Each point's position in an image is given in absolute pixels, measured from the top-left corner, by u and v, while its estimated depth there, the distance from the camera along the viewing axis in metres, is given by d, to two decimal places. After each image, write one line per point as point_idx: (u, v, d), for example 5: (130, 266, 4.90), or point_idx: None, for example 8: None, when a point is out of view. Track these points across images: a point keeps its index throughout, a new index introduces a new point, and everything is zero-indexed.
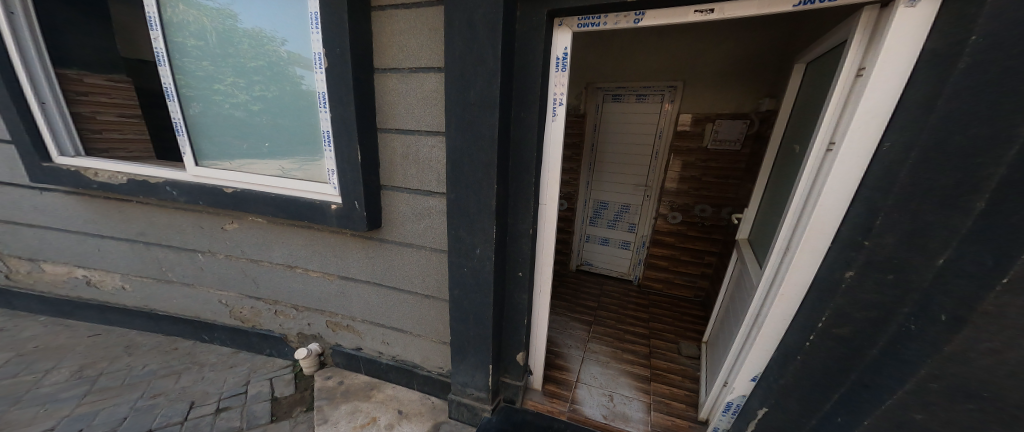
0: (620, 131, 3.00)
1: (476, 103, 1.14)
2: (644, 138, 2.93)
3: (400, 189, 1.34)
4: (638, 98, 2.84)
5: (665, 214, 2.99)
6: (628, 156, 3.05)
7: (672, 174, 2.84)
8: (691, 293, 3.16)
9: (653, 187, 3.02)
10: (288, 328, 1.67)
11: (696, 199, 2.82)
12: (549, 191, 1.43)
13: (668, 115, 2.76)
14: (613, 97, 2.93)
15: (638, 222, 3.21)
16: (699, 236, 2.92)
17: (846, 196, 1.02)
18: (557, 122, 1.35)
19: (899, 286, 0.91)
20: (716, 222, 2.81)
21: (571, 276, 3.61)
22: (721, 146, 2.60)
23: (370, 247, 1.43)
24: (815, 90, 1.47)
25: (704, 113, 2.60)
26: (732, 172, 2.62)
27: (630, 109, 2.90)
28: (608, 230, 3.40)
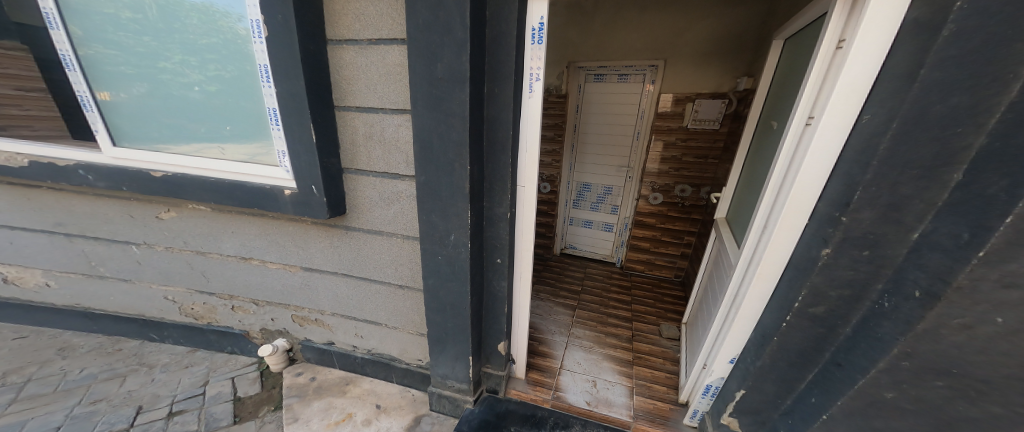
0: (602, 112, 2.94)
1: (442, 77, 1.03)
2: (626, 119, 2.88)
3: (365, 172, 1.23)
4: (620, 78, 2.76)
5: (646, 196, 2.98)
6: (609, 138, 3.00)
7: (653, 156, 2.81)
8: (671, 273, 3.22)
9: (635, 169, 3.01)
10: (249, 325, 1.60)
11: (677, 180, 2.82)
12: (526, 173, 1.36)
13: (649, 96, 2.71)
14: (594, 77, 2.84)
15: (620, 204, 3.21)
16: (679, 216, 2.94)
17: (825, 172, 0.99)
18: (535, 99, 1.26)
19: (876, 263, 0.89)
20: (695, 204, 2.83)
21: (554, 260, 3.59)
22: (700, 125, 2.58)
23: (334, 235, 1.33)
24: (792, 67, 1.44)
25: (684, 93, 2.56)
26: (711, 152, 2.63)
27: (612, 90, 2.83)
28: (591, 213, 3.39)
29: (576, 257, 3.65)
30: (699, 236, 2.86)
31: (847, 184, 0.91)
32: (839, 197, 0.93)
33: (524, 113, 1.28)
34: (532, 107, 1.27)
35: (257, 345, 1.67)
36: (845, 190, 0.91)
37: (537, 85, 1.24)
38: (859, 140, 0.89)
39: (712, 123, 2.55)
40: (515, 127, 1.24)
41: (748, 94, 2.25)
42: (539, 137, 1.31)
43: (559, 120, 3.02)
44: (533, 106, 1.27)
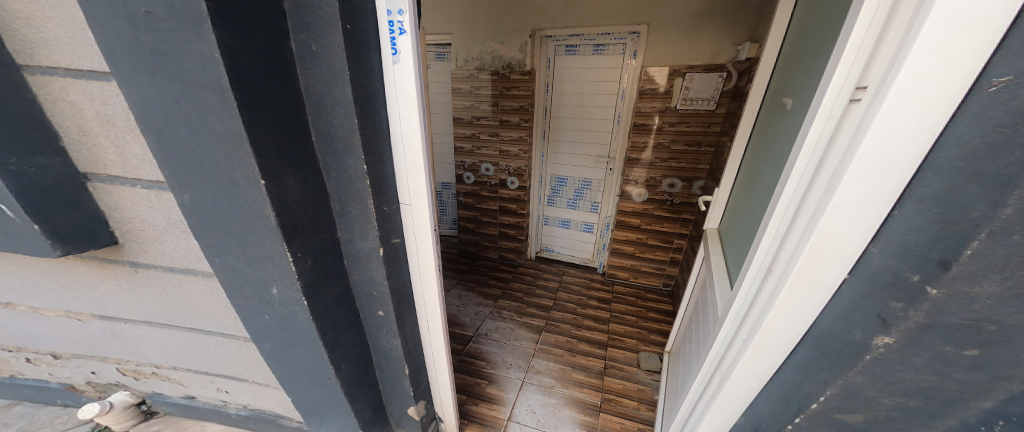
0: (576, 92, 2.42)
1: (150, 11, 0.49)
2: (604, 101, 2.37)
3: (122, 181, 0.77)
4: (594, 50, 2.26)
5: (629, 193, 2.49)
6: (585, 123, 2.48)
7: (637, 144, 2.31)
8: (660, 282, 2.80)
9: (616, 160, 2.50)
10: (67, 378, 1.35)
11: (665, 173, 2.33)
12: (409, 184, 0.90)
13: (631, 72, 2.21)
14: (563, 48, 2.33)
15: (601, 201, 2.71)
16: (668, 217, 2.46)
17: (889, 193, 0.48)
18: (402, 67, 0.77)
19: (989, 373, 0.43)
20: (686, 201, 2.35)
21: (528, 265, 3.16)
22: (691, 106, 2.08)
23: (116, 275, 0.94)
24: (817, 12, 0.93)
25: (673, 67, 2.04)
26: (705, 138, 2.14)
27: (586, 64, 2.32)
28: (568, 211, 2.91)
29: (554, 261, 3.23)
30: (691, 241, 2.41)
31: (945, 221, 0.44)
32: (924, 242, 0.46)
33: (390, 92, 0.80)
34: (405, 84, 0.78)
35: (92, 398, 1.44)
36: (944, 234, 0.44)
37: (403, 46, 0.75)
38: (975, 122, 0.40)
39: (706, 103, 2.05)
40: (373, 116, 0.76)
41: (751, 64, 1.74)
42: (421, 131, 0.84)
43: (525, 103, 2.44)
44: (405, 81, 0.78)
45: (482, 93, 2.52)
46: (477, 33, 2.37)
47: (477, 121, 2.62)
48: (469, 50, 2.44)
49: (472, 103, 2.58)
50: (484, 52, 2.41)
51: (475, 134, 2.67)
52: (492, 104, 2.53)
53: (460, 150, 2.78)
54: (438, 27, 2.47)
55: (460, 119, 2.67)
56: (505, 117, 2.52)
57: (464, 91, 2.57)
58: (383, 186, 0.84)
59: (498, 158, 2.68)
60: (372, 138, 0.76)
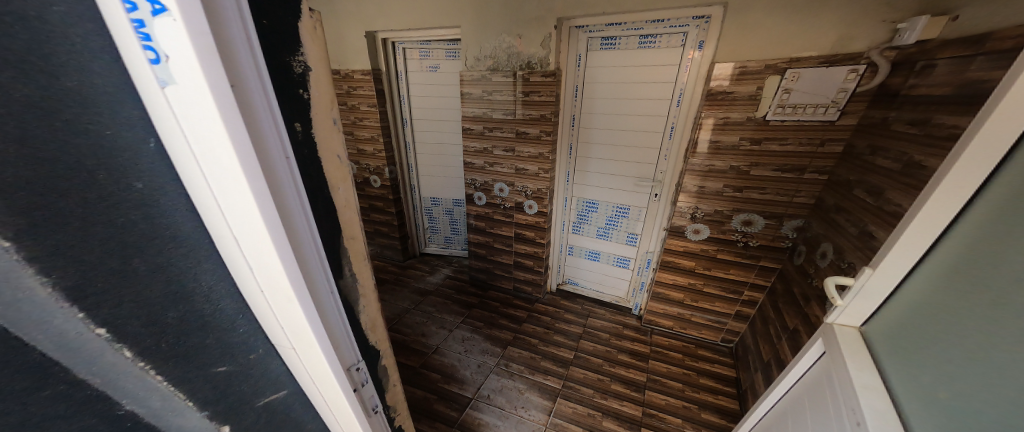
0: (614, 97, 1.87)
1: None
2: (653, 109, 1.80)
3: None
4: (643, 43, 1.70)
5: (683, 230, 1.89)
6: (626, 137, 1.93)
7: (700, 167, 1.70)
8: (714, 336, 2.22)
9: (666, 184, 1.93)
10: None
11: (739, 207, 1.70)
12: (280, 322, 0.44)
13: (697, 70, 1.62)
14: (598, 40, 1.79)
15: (641, 233, 2.16)
16: (736, 261, 1.85)
17: None
18: (184, 94, 0.28)
19: None
20: (765, 245, 1.74)
21: (548, 301, 2.71)
22: (791, 116, 1.45)
23: None
24: None
25: (772, 61, 1.40)
26: (806, 162, 1.49)
27: (630, 61, 1.76)
28: (599, 242, 2.39)
29: (578, 297, 2.75)
30: (772, 296, 1.80)
31: None
32: None
33: (181, 157, 0.31)
34: (204, 134, 0.29)
35: None
36: None
37: (164, 30, 0.25)
38: None
39: (822, 113, 1.40)
40: (119, 204, 0.29)
41: (921, 52, 1.13)
42: (276, 234, 0.36)
43: (548, 112, 1.90)
44: (203, 129, 0.29)
45: (496, 99, 2.01)
46: (490, 25, 1.88)
47: (489, 132, 2.12)
48: (482, 47, 1.95)
49: (482, 110, 2.08)
50: (498, 47, 1.91)
51: (488, 148, 2.18)
52: (507, 112, 2.01)
53: (469, 166, 2.31)
54: (445, 21, 2.03)
55: (470, 129, 2.17)
56: (524, 128, 2.01)
57: (474, 97, 2.07)
58: (185, 338, 0.38)
59: (513, 177, 2.19)
60: (104, 252, 0.30)
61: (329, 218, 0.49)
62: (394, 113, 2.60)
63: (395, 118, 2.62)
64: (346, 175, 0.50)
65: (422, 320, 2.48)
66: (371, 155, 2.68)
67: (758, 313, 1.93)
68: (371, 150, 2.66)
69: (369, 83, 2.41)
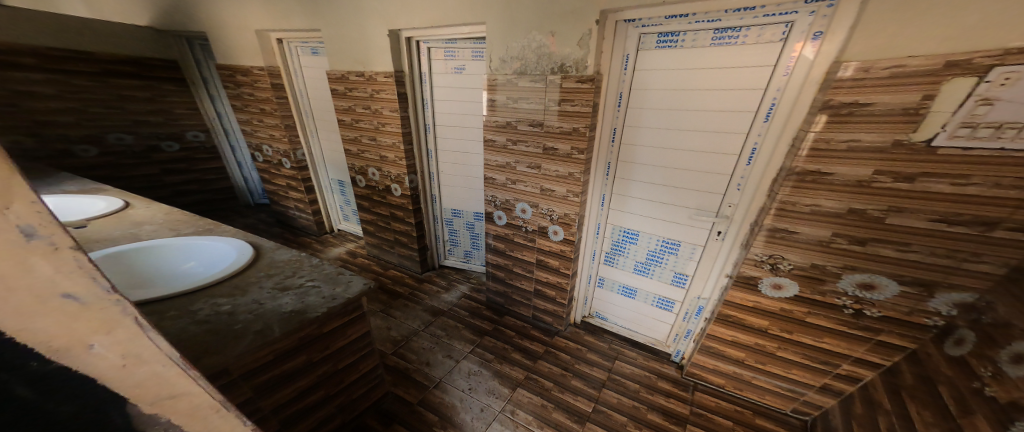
0: (670, 109, 1.50)
1: None
2: (725, 124, 1.40)
3: None
4: (717, 39, 1.31)
5: (758, 282, 1.47)
6: (684, 158, 1.54)
7: (801, 207, 1.25)
8: (777, 402, 1.74)
9: (737, 220, 1.52)
10: None
11: (852, 263, 1.25)
12: None
13: (800, 76, 1.21)
14: (654, 37, 1.43)
15: (693, 273, 1.76)
16: (840, 331, 1.40)
17: None
18: None
19: None
20: (889, 317, 1.28)
21: (571, 336, 2.37)
22: (980, 144, 0.97)
23: None
24: None
25: (962, 56, 0.93)
26: (998, 214, 1.01)
27: (696, 63, 1.38)
28: (636, 278, 2.01)
29: (606, 333, 2.38)
30: (886, 376, 1.37)
31: None
32: None
33: None
34: None
35: None
36: None
37: None
38: None
39: None
40: None
41: None
42: None
43: (582, 124, 1.57)
44: None
45: (522, 107, 1.72)
46: (519, 21, 1.60)
47: (513, 145, 1.84)
48: (509, 47, 1.67)
49: (506, 120, 1.80)
50: (526, 47, 1.62)
51: (511, 163, 1.90)
52: (534, 123, 1.72)
53: (488, 181, 2.06)
54: (469, 18, 1.78)
55: (492, 141, 1.91)
56: (551, 143, 1.70)
57: (499, 104, 1.80)
58: None
59: (538, 198, 1.90)
60: None
61: (22, 361, 0.37)
62: (417, 119, 2.42)
63: (417, 124, 2.43)
64: (87, 307, 0.40)
65: (429, 345, 2.27)
66: (391, 162, 2.52)
67: (858, 391, 1.46)
68: (393, 157, 2.50)
69: (391, 86, 2.25)
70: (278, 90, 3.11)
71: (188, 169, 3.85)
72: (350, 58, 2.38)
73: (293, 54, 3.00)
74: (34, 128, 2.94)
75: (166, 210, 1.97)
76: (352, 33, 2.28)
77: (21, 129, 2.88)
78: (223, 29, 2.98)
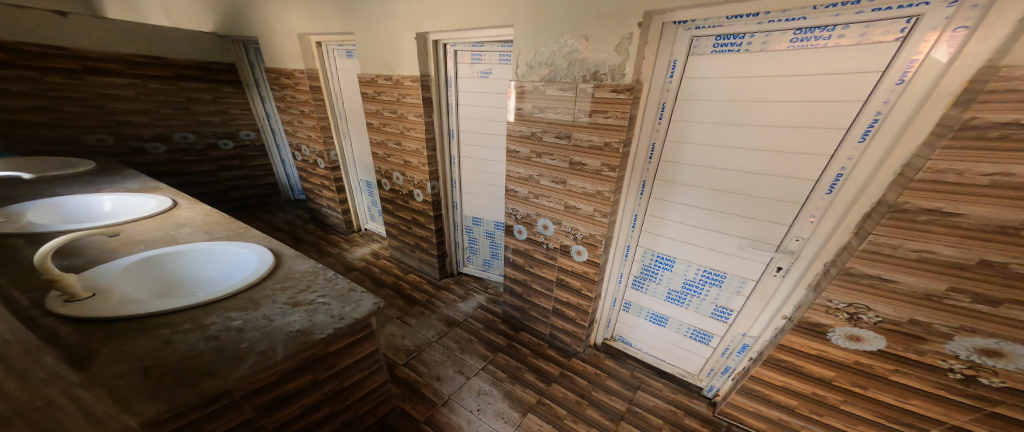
0: (726, 124, 1.28)
1: None
2: (799, 144, 1.18)
3: None
4: (797, 42, 1.08)
5: (830, 332, 1.23)
6: (740, 182, 1.32)
7: (909, 253, 1.00)
8: None
9: (806, 257, 1.29)
10: None
11: (972, 325, 0.99)
12: None
13: (918, 89, 0.96)
14: (711, 39, 1.21)
15: (740, 309, 1.53)
16: (933, 391, 1.12)
17: None
18: None
19: None
20: (1015, 389, 0.99)
21: (590, 358, 2.20)
22: None
23: None
24: None
25: None
26: None
27: (765, 70, 1.15)
28: (668, 307, 1.80)
29: (627, 357, 2.18)
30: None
31: None
32: None
33: None
34: None
35: None
36: None
37: None
38: None
39: None
40: None
41: None
42: None
43: (614, 139, 1.40)
44: None
45: (550, 117, 1.58)
46: (549, 23, 1.45)
47: (537, 158, 1.70)
48: (537, 52, 1.53)
49: (531, 130, 1.67)
50: (556, 51, 1.48)
51: (534, 176, 1.76)
52: (561, 135, 1.57)
53: (510, 193, 1.94)
54: (496, 20, 1.66)
55: (515, 152, 1.78)
56: (578, 157, 1.54)
57: (524, 113, 1.66)
58: None
59: (562, 215, 1.76)
60: None
61: None
62: (441, 125, 2.34)
63: (441, 130, 2.36)
64: None
65: (441, 358, 2.20)
66: (415, 167, 2.48)
67: None
68: (416, 162, 2.45)
69: (417, 91, 2.19)
70: (316, 93, 3.19)
71: (239, 166, 4.09)
72: (379, 62, 2.35)
73: (330, 56, 3.05)
74: (115, 127, 3.23)
75: (207, 211, 1.96)
76: (381, 36, 2.24)
77: (102, 128, 3.16)
78: (270, 34, 3.11)
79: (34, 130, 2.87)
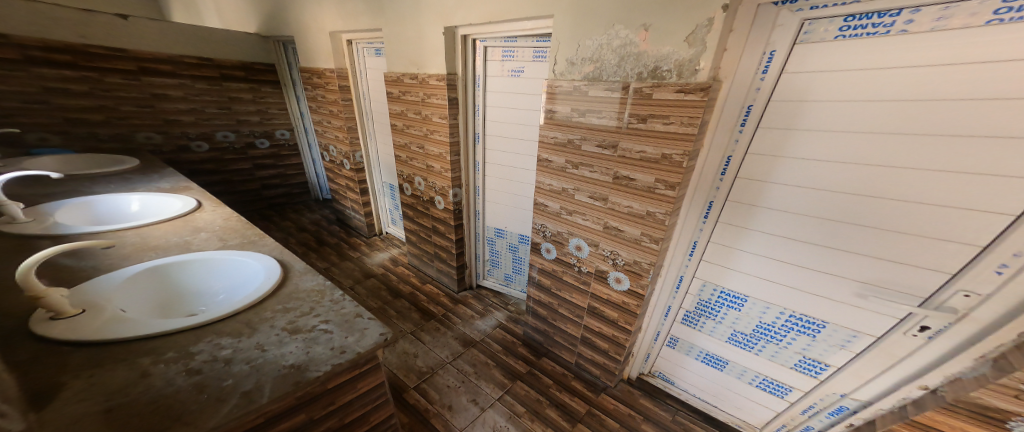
0: (850, 134, 0.97)
1: None
2: (976, 164, 0.84)
3: None
4: (1008, 15, 0.73)
5: (1014, 421, 0.85)
6: (860, 209, 1.01)
7: None
8: None
9: (977, 321, 0.93)
10: None
11: None
12: None
13: None
14: (836, 21, 0.91)
15: (842, 366, 1.21)
16: None
17: None
18: None
19: None
20: None
21: (623, 395, 1.91)
22: None
23: None
24: None
25: None
26: None
27: (920, 62, 0.84)
28: (729, 350, 1.49)
29: (666, 397, 1.88)
30: None
31: None
32: None
33: None
34: None
35: None
36: None
37: None
38: None
39: None
40: None
41: None
42: None
43: (676, 151, 1.12)
44: None
45: (592, 123, 1.33)
46: (598, 9, 1.20)
47: (573, 169, 1.47)
48: (581, 45, 1.29)
49: (568, 137, 1.43)
50: (604, 44, 1.23)
51: (569, 190, 1.52)
52: (605, 143, 1.32)
53: (539, 208, 1.70)
54: (534, 10, 1.44)
55: (548, 161, 1.55)
56: (625, 171, 1.29)
57: (559, 117, 1.44)
58: None
59: (600, 236, 1.51)
60: None
61: None
62: (466, 128, 2.16)
63: (465, 134, 2.17)
64: None
65: (454, 383, 2.01)
66: (437, 173, 2.31)
67: None
68: (439, 167, 2.28)
69: (442, 91, 2.01)
70: (344, 92, 3.12)
71: (273, 165, 4.13)
72: (406, 60, 2.19)
73: (359, 54, 2.95)
74: (164, 126, 3.29)
75: (228, 214, 1.75)
76: (410, 32, 2.08)
77: (153, 127, 3.23)
78: (304, 33, 3.08)
79: (91, 128, 2.94)
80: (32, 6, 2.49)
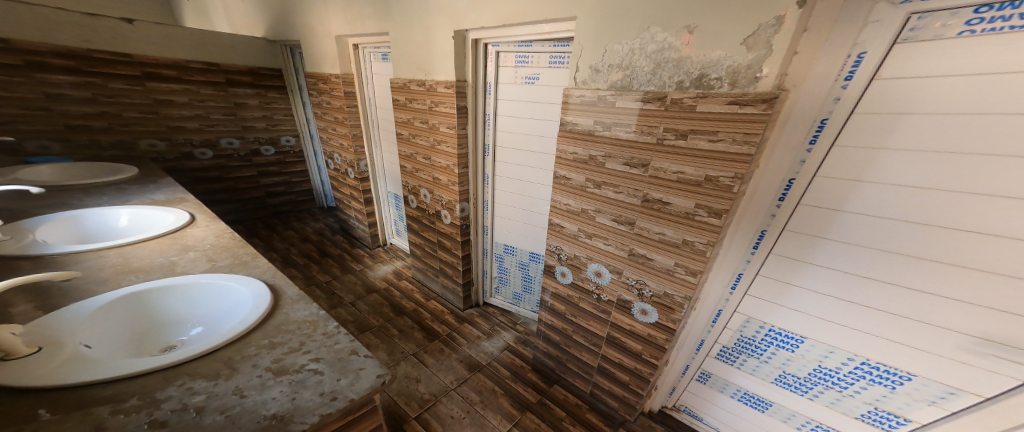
0: (959, 157, 0.80)
1: None
2: None
3: None
4: None
5: None
6: (959, 247, 0.85)
7: None
8: None
9: None
10: None
11: None
12: None
13: None
14: (961, 13, 0.73)
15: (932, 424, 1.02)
16: None
17: None
18: None
19: None
20: None
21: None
22: None
23: None
24: None
25: None
26: None
27: None
28: (776, 392, 1.31)
29: None
30: None
31: None
32: None
33: None
34: None
35: None
36: None
37: None
38: None
39: None
40: None
41: None
42: None
43: (727, 174, 0.97)
44: None
45: (618, 137, 1.18)
46: (630, 8, 1.05)
47: (595, 189, 1.31)
48: (608, 50, 1.14)
49: (590, 153, 1.28)
50: (637, 48, 1.08)
51: (589, 211, 1.37)
52: (633, 162, 1.16)
53: (554, 228, 1.55)
54: (553, 11, 1.30)
55: (565, 178, 1.40)
56: (655, 193, 1.14)
57: (580, 130, 1.29)
58: None
59: (623, 262, 1.35)
60: None
61: None
62: (476, 138, 2.02)
63: (475, 143, 2.03)
64: None
65: (459, 413, 1.85)
66: (444, 186, 2.17)
67: None
68: (446, 180, 2.14)
69: (451, 98, 1.88)
70: (350, 99, 3.02)
71: (278, 172, 4.05)
72: (413, 65, 2.07)
73: (366, 59, 2.85)
74: (167, 133, 3.22)
75: (222, 229, 1.61)
76: (418, 36, 1.96)
77: (156, 133, 3.16)
78: (310, 38, 3.00)
79: (92, 135, 2.88)
80: (36, 11, 2.45)
